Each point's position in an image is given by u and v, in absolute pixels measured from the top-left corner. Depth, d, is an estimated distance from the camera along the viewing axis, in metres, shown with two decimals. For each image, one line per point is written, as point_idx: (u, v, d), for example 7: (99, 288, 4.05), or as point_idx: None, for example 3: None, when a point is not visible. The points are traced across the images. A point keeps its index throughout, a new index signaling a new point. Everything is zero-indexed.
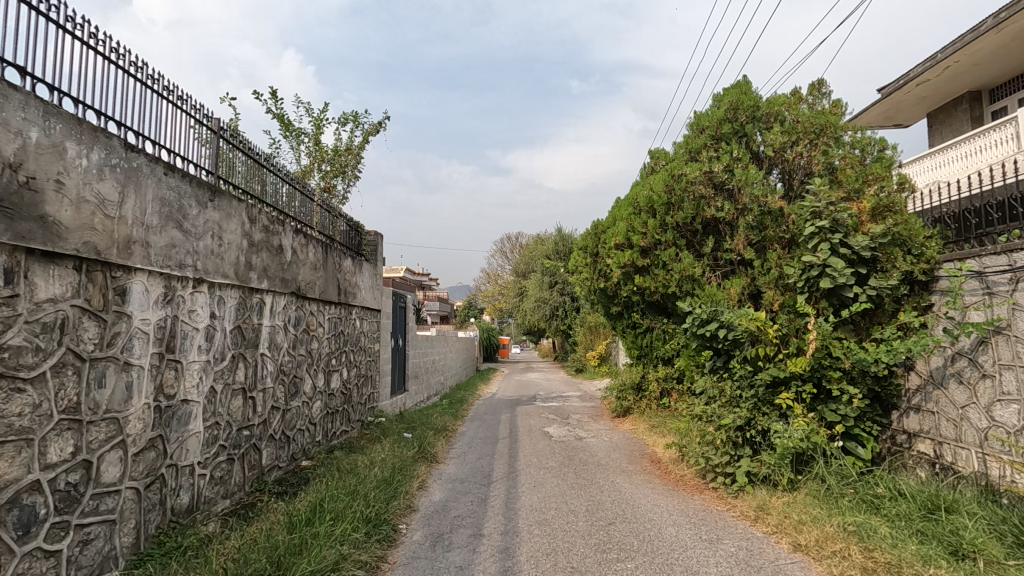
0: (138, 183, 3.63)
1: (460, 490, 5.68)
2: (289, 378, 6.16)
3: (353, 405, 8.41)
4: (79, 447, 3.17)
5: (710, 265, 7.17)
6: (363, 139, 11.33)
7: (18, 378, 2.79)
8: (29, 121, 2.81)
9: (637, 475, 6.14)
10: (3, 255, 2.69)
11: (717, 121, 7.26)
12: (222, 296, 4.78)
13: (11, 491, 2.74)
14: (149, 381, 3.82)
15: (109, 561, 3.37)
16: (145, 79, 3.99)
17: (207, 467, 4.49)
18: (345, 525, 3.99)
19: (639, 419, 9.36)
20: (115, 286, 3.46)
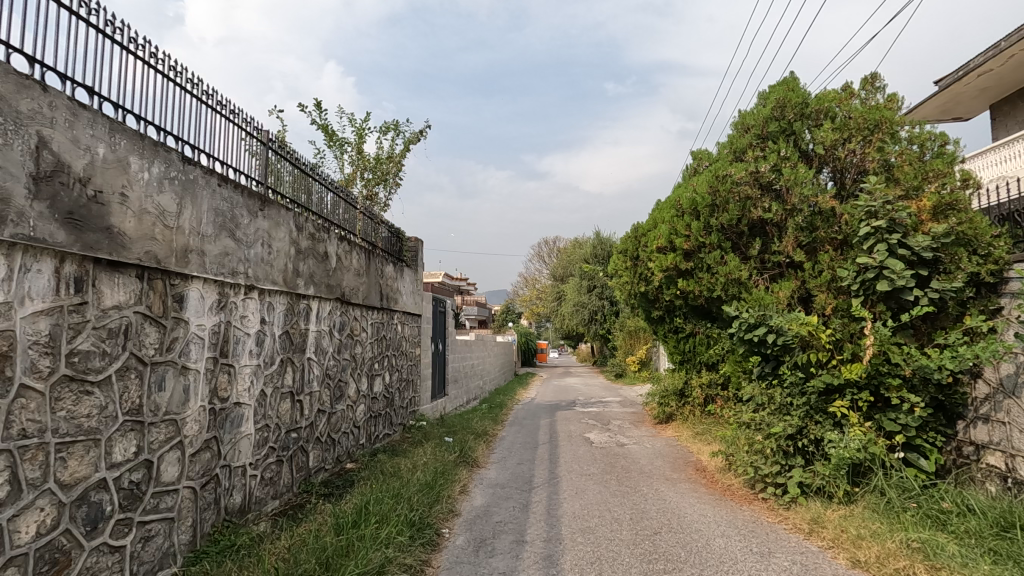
0: (194, 194, 3.79)
1: (502, 496, 5.67)
2: (334, 382, 6.30)
3: (395, 408, 8.54)
4: (142, 447, 3.32)
5: (758, 268, 6.96)
6: (403, 147, 11.52)
7: (87, 381, 2.94)
8: (97, 137, 2.97)
9: (682, 484, 5.99)
10: (74, 264, 2.85)
11: (763, 120, 7.04)
12: (272, 302, 4.94)
13: (80, 489, 2.88)
14: (205, 385, 3.97)
15: (168, 557, 3.51)
16: (200, 95, 4.18)
17: (258, 468, 4.64)
18: (390, 527, 4.04)
19: (682, 425, 9.12)
20: (173, 293, 3.61)
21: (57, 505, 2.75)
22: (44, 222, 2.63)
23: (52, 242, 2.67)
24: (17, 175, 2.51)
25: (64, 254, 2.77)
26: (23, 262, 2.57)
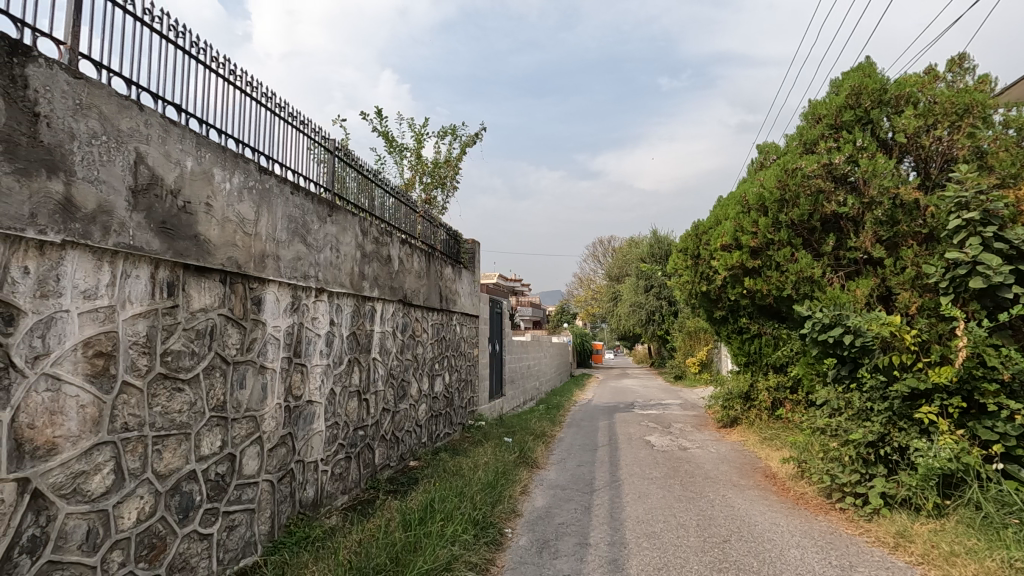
0: (270, 202, 3.99)
1: (563, 497, 5.64)
2: (397, 381, 6.46)
3: (455, 408, 8.68)
4: (226, 442, 3.53)
5: (832, 265, 6.61)
6: (460, 151, 11.72)
7: (179, 379, 3.15)
8: (185, 151, 3.18)
9: (751, 491, 5.76)
10: (167, 270, 3.06)
11: (837, 109, 6.68)
12: (340, 304, 5.13)
13: (173, 479, 3.09)
14: (281, 383, 4.17)
15: (250, 546, 3.71)
16: (273, 108, 4.41)
17: (329, 464, 4.83)
18: (456, 525, 4.10)
19: (747, 430, 8.75)
20: (252, 296, 3.82)
21: (154, 493, 2.96)
22: (141, 231, 2.84)
23: (147, 250, 2.88)
24: (119, 188, 2.72)
25: (158, 260, 2.98)
26: (124, 269, 2.78)
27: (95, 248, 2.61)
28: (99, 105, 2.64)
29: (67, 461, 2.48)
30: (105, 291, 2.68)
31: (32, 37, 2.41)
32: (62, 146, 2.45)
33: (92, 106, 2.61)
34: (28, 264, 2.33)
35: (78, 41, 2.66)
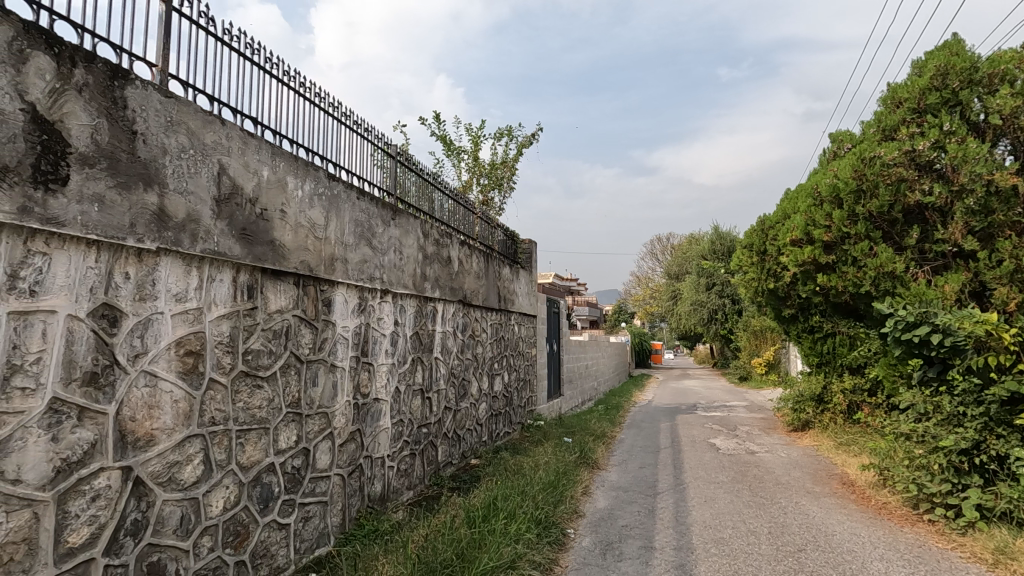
0: (338, 207, 4.16)
1: (626, 499, 5.56)
2: (458, 380, 6.58)
3: (514, 407, 8.73)
4: (300, 437, 3.71)
5: (916, 259, 6.17)
6: (517, 151, 11.80)
7: (259, 376, 3.34)
8: (261, 161, 3.36)
9: (827, 499, 5.46)
10: (247, 274, 3.25)
11: (920, 91, 6.23)
12: (404, 305, 5.27)
13: (254, 471, 3.28)
14: (350, 381, 4.33)
15: (323, 537, 3.89)
16: (339, 116, 4.61)
17: (395, 460, 4.98)
18: (519, 524, 4.12)
19: (821, 434, 8.30)
20: (323, 298, 3.99)
21: (238, 484, 3.15)
22: (224, 238, 3.03)
23: (229, 255, 3.06)
24: (205, 198, 2.91)
25: (239, 265, 3.16)
26: (209, 273, 2.97)
27: (185, 254, 2.80)
28: (187, 121, 2.83)
29: (163, 452, 2.68)
30: (194, 295, 2.88)
31: (129, 61, 2.61)
32: (156, 160, 2.64)
33: (181, 122, 2.80)
34: (129, 270, 2.53)
35: (167, 63, 2.86)
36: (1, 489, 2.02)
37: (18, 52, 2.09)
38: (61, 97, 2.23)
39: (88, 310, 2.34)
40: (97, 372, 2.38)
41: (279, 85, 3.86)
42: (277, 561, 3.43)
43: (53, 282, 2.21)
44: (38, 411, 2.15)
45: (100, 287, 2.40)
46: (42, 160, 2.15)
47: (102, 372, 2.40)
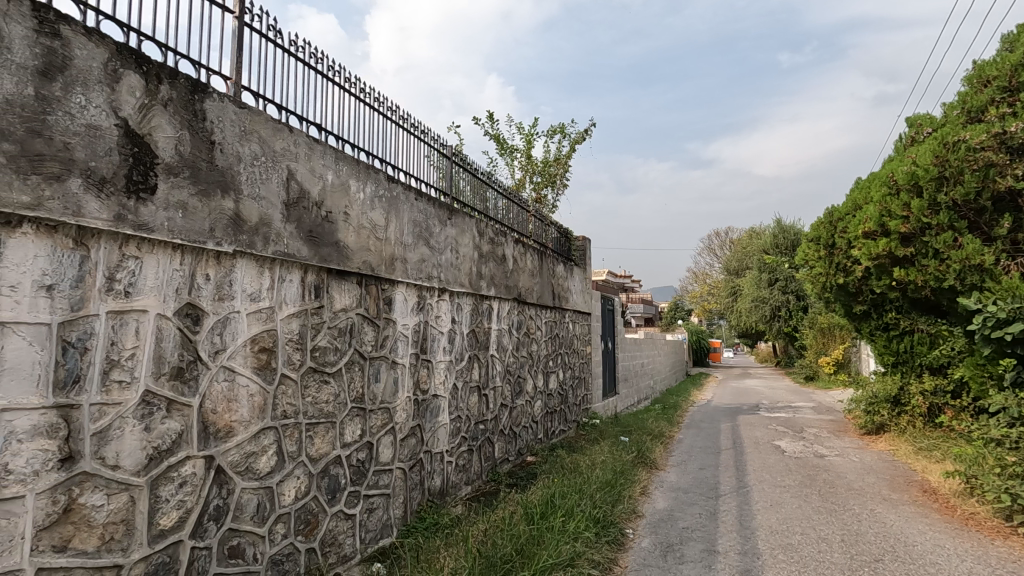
0: (397, 208, 4.27)
1: (686, 501, 5.43)
2: (514, 378, 6.62)
3: (569, 405, 8.69)
4: (365, 431, 3.85)
5: (1008, 253, 5.69)
6: (570, 148, 11.75)
7: (326, 372, 3.48)
8: (326, 166, 3.50)
9: (905, 507, 5.13)
10: (314, 274, 3.39)
11: (1012, 69, 5.77)
12: (460, 303, 5.36)
13: (323, 463, 3.43)
14: (410, 378, 4.45)
15: (386, 528, 4.01)
16: (398, 119, 4.74)
17: (453, 455, 5.08)
18: (577, 522, 4.10)
19: (897, 438, 7.81)
20: (384, 297, 4.11)
21: (308, 475, 3.31)
22: (293, 240, 3.18)
23: (298, 257, 3.21)
24: (275, 203, 3.06)
25: (306, 266, 3.31)
26: (280, 274, 3.13)
27: (259, 256, 2.96)
28: (258, 130, 2.99)
29: (241, 443, 2.84)
30: (266, 294, 3.03)
31: (206, 75, 2.78)
32: (232, 168, 2.80)
33: (253, 132, 2.95)
34: (209, 272, 2.70)
35: (240, 76, 3.03)
36: (103, 473, 2.20)
37: (113, 72, 2.25)
38: (149, 112, 2.40)
39: (174, 309, 2.51)
40: (182, 367, 2.55)
41: (341, 92, 4.01)
42: (344, 549, 3.57)
43: (144, 283, 2.38)
44: (133, 402, 2.33)
45: (184, 288, 2.57)
46: (134, 171, 2.31)
47: (186, 367, 2.57)
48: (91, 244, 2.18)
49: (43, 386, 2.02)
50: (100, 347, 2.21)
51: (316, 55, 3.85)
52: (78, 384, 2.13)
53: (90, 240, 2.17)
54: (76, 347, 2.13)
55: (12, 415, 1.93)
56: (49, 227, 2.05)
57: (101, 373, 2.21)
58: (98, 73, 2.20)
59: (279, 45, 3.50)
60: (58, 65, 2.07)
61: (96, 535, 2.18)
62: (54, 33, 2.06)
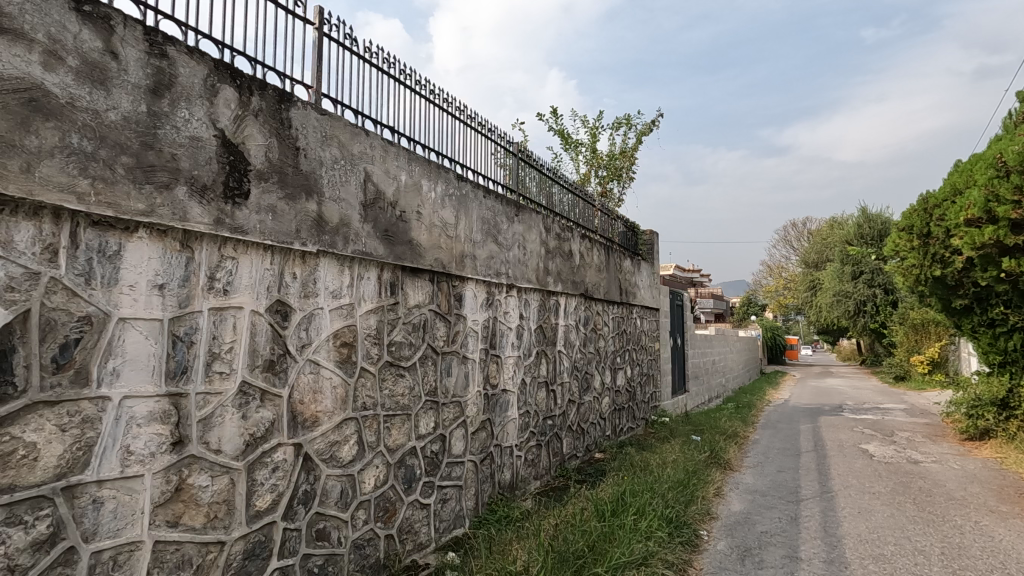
0: (467, 207, 4.35)
1: (765, 504, 5.20)
2: (581, 374, 6.59)
3: (637, 403, 8.54)
4: (438, 424, 3.96)
5: None
6: (636, 140, 11.51)
7: (401, 366, 3.62)
8: (400, 167, 3.62)
9: (1018, 521, 4.66)
10: (390, 271, 3.52)
11: None
12: (528, 298, 5.39)
13: (399, 453, 3.56)
14: (480, 372, 4.53)
15: (459, 518, 4.12)
16: (465, 118, 4.83)
17: (522, 450, 5.12)
18: (650, 521, 4.04)
19: (1005, 445, 7.12)
20: (455, 293, 4.21)
21: (386, 464, 3.45)
22: (370, 239, 3.32)
23: (374, 255, 3.35)
24: (354, 204, 3.21)
25: (383, 264, 3.45)
26: (358, 272, 3.27)
27: (339, 255, 3.12)
28: (338, 135, 3.14)
29: (325, 432, 3.01)
30: (347, 291, 3.18)
31: (291, 86, 2.95)
32: (315, 172, 2.96)
33: (334, 136, 3.10)
34: (295, 270, 2.86)
35: (320, 84, 3.19)
36: (207, 457, 2.40)
37: (211, 87, 2.43)
38: (242, 122, 2.57)
39: (266, 305, 2.69)
40: (274, 359, 2.73)
41: (412, 94, 4.14)
42: (420, 537, 3.70)
43: (240, 282, 2.56)
44: (232, 392, 2.52)
45: (274, 286, 2.74)
46: (231, 177, 2.49)
47: (277, 360, 2.74)
48: (195, 246, 2.37)
49: (157, 376, 2.22)
50: (203, 341, 2.40)
51: (389, 60, 3.99)
52: (186, 374, 2.32)
53: (194, 242, 2.37)
54: (184, 341, 2.32)
55: (132, 401, 2.13)
56: (160, 232, 2.24)
57: (205, 365, 2.40)
58: (199, 88, 2.38)
59: (356, 53, 3.65)
60: (166, 83, 2.26)
61: (202, 513, 2.37)
62: (162, 54, 2.24)
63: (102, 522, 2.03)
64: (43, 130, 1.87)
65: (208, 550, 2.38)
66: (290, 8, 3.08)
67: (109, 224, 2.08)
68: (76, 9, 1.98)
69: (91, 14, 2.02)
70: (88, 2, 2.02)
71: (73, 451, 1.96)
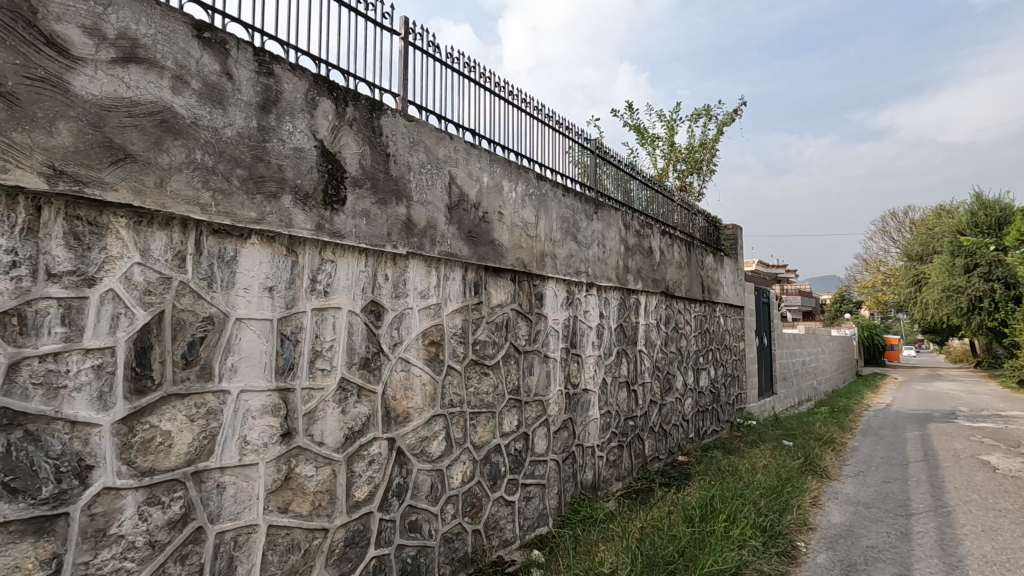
0: (546, 206, 4.36)
1: (870, 517, 4.82)
2: (663, 374, 6.41)
3: (722, 404, 8.21)
4: (521, 422, 4.00)
5: None
6: (717, 131, 11.06)
7: (485, 364, 3.68)
8: (482, 168, 3.68)
9: None
10: (473, 272, 3.59)
11: None
12: (608, 297, 5.32)
13: (485, 450, 3.63)
14: (561, 371, 4.52)
15: (542, 517, 4.13)
16: (543, 117, 4.83)
17: (604, 450, 5.06)
18: (742, 529, 3.86)
19: None
20: (536, 292, 4.23)
21: (472, 460, 3.52)
22: (455, 240, 3.40)
23: (459, 256, 3.43)
24: (440, 206, 3.30)
25: (467, 264, 3.52)
26: (445, 272, 3.36)
27: (427, 257, 3.21)
28: (424, 140, 3.23)
29: (416, 427, 3.12)
30: (434, 292, 3.28)
31: (380, 95, 3.07)
32: (404, 177, 3.07)
33: (421, 142, 3.20)
34: (387, 272, 2.98)
35: (406, 92, 3.30)
36: (312, 448, 2.55)
37: (311, 100, 2.58)
38: (338, 133, 2.71)
39: (361, 306, 2.82)
40: (369, 357, 2.86)
41: (492, 96, 4.19)
42: (505, 534, 3.75)
43: (338, 284, 2.70)
44: (333, 387, 2.66)
45: (368, 287, 2.87)
46: (329, 185, 2.63)
47: (372, 358, 2.87)
48: (299, 251, 2.53)
49: (268, 372, 2.39)
50: (307, 339, 2.55)
51: (469, 64, 4.06)
52: (293, 370, 2.48)
53: (298, 247, 2.52)
54: (290, 339, 2.48)
55: (248, 395, 2.31)
56: (269, 238, 2.41)
57: (309, 362, 2.56)
58: (301, 102, 2.54)
59: (438, 60, 3.76)
60: (273, 99, 2.42)
61: (309, 501, 2.53)
62: (269, 72, 2.41)
63: (224, 505, 2.21)
64: (172, 148, 2.06)
65: (314, 536, 2.54)
66: (378, 21, 3.21)
67: (227, 232, 2.26)
68: (198, 37, 2.16)
69: (210, 40, 2.20)
70: (207, 29, 2.20)
71: (200, 439, 2.15)
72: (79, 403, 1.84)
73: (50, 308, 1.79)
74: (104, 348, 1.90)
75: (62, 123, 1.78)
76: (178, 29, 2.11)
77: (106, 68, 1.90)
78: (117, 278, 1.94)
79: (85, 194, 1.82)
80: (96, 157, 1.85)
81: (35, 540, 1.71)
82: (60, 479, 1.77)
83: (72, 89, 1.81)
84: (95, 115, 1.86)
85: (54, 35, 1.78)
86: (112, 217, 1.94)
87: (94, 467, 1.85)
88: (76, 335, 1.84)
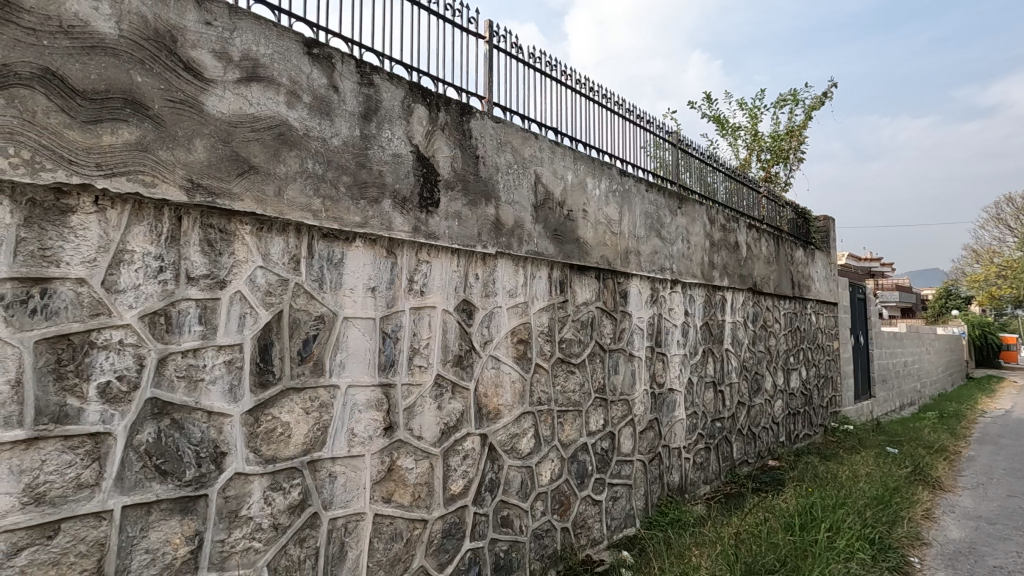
0: (630, 202, 4.29)
1: (996, 534, 4.37)
2: (751, 374, 6.13)
3: (815, 407, 7.73)
4: (607, 421, 3.95)
5: None
6: (806, 117, 10.42)
7: (572, 363, 3.67)
8: (566, 167, 3.68)
9: None
10: (559, 270, 3.60)
11: None
12: (693, 294, 5.15)
13: (572, 448, 3.62)
14: (646, 370, 4.43)
15: (628, 518, 4.07)
16: (623, 112, 4.75)
17: (691, 452, 4.91)
18: (848, 540, 3.62)
19: None
20: (620, 290, 4.17)
21: (560, 458, 3.53)
22: (541, 239, 3.42)
23: (546, 255, 3.45)
24: (526, 205, 3.33)
25: (552, 263, 3.53)
26: (531, 272, 3.39)
27: (515, 256, 3.26)
28: (511, 140, 3.28)
29: (506, 424, 3.17)
30: (521, 291, 3.32)
31: (468, 98, 3.14)
32: (492, 178, 3.12)
33: (507, 142, 3.25)
34: (478, 271, 3.05)
35: (492, 94, 3.36)
36: (412, 442, 2.66)
37: (407, 107, 2.69)
38: (432, 137, 2.80)
39: (454, 305, 2.90)
40: (462, 355, 2.94)
41: (573, 93, 4.17)
42: (593, 533, 3.73)
43: (433, 284, 2.80)
44: (430, 384, 2.76)
45: (460, 287, 2.95)
46: (425, 188, 2.73)
47: (465, 355, 2.95)
48: (398, 252, 2.64)
49: (372, 368, 2.51)
50: (406, 337, 2.66)
51: (551, 63, 4.07)
52: (393, 367, 2.60)
53: (397, 249, 2.63)
54: (391, 337, 2.59)
55: (355, 390, 2.44)
56: (371, 241, 2.53)
57: (408, 359, 2.66)
58: (398, 109, 2.65)
59: (521, 60, 3.80)
60: (374, 108, 2.54)
61: (409, 492, 2.64)
62: (370, 83, 2.53)
63: (336, 493, 2.35)
64: (288, 158, 2.21)
65: (415, 526, 2.64)
66: (464, 26, 3.29)
67: (335, 235, 2.40)
68: (308, 53, 2.31)
69: (318, 55, 2.34)
70: (316, 45, 2.34)
71: (314, 430, 2.29)
72: (214, 395, 2.01)
73: (189, 308, 1.97)
74: (234, 345, 2.08)
75: (198, 140, 1.96)
76: (292, 47, 2.25)
77: (232, 88, 2.07)
78: (243, 280, 2.11)
79: (218, 204, 2.00)
80: (225, 170, 2.02)
81: (182, 517, 1.90)
82: (200, 464, 1.95)
83: (206, 108, 1.99)
84: (224, 131, 2.03)
85: (191, 61, 1.96)
86: (239, 224, 2.11)
87: (227, 454, 2.02)
88: (211, 333, 2.02)
